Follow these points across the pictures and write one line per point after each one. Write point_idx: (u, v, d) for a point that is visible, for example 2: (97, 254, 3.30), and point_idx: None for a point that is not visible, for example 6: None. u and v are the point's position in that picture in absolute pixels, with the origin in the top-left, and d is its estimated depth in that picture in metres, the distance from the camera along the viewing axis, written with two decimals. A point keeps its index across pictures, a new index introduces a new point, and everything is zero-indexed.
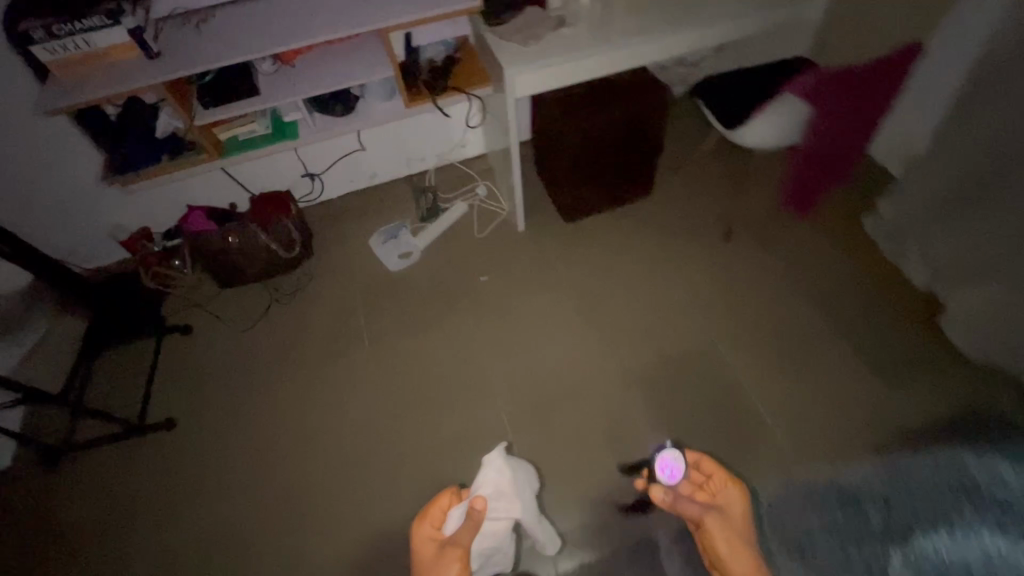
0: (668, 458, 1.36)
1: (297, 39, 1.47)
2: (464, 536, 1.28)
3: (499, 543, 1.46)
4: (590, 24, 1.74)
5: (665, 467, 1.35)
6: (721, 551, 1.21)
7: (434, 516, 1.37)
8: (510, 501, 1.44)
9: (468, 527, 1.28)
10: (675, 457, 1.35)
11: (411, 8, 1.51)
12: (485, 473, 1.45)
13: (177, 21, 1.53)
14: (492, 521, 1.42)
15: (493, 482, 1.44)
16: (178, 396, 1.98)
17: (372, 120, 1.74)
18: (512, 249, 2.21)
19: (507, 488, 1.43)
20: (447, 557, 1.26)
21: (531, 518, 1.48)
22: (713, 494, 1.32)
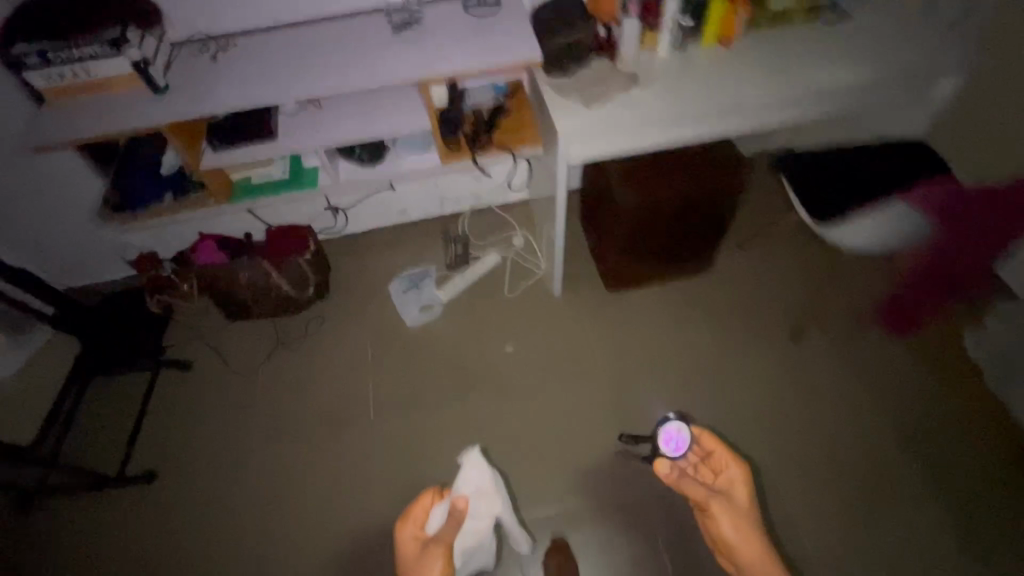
0: (670, 430, 1.28)
1: (325, 87, 1.27)
2: (447, 531, 1.26)
3: (481, 541, 1.45)
4: (667, 85, 1.48)
5: (669, 441, 1.27)
6: (728, 535, 1.17)
7: (416, 516, 1.31)
8: (491, 500, 1.45)
9: (451, 527, 1.27)
10: (681, 428, 1.28)
11: (460, 62, 1.29)
12: (466, 473, 1.44)
13: (193, 49, 1.35)
14: (474, 520, 1.43)
15: (475, 483, 1.44)
16: (163, 444, 1.81)
17: (402, 174, 1.52)
18: (544, 317, 1.98)
19: (487, 487, 1.45)
20: (431, 555, 1.22)
21: (510, 517, 1.50)
22: (718, 476, 1.30)
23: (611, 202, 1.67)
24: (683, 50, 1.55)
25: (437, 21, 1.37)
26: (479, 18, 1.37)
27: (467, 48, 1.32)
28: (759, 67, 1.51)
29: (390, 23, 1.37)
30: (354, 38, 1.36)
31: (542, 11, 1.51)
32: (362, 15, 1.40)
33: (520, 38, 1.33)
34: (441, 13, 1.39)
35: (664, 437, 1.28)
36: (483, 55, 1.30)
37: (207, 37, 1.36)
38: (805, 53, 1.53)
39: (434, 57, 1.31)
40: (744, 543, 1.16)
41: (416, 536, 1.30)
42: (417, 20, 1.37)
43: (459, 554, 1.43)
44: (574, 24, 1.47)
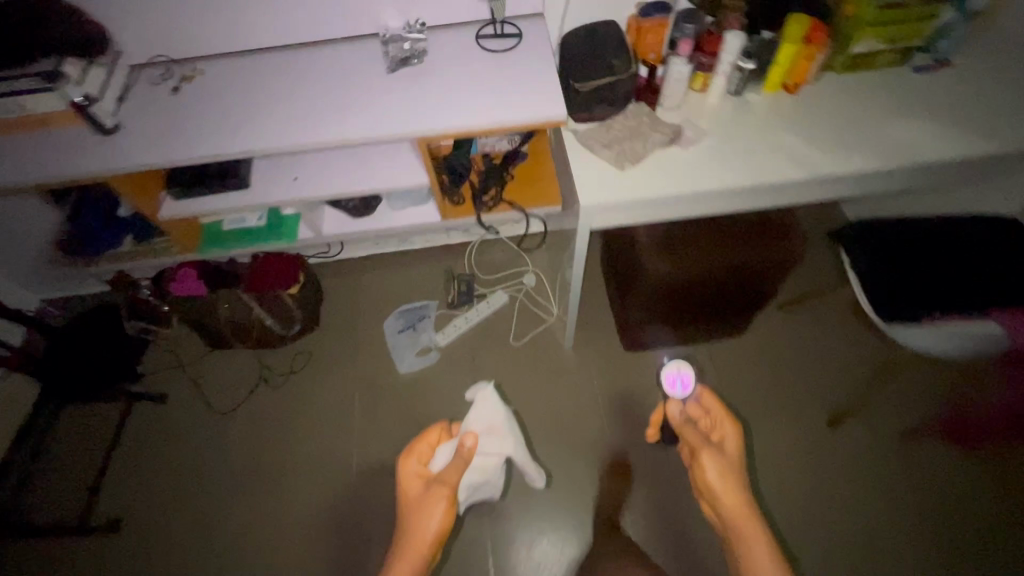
0: (675, 376, 0.99)
1: (303, 139, 1.05)
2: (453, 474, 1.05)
3: (489, 476, 1.40)
4: (719, 143, 1.22)
5: (674, 382, 1.00)
6: (711, 485, 0.86)
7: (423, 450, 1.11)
8: (502, 439, 1.37)
9: (458, 466, 1.08)
10: (684, 366, 0.99)
11: (469, 114, 1.05)
12: (475, 411, 1.36)
13: (152, 75, 1.14)
14: (484, 455, 1.36)
15: (487, 419, 1.36)
16: (130, 489, 1.68)
17: (394, 228, 1.30)
18: (552, 372, 1.77)
19: (498, 424, 1.37)
20: (433, 497, 1.00)
21: (522, 456, 1.43)
22: (717, 430, 0.95)
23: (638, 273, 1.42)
24: (739, 95, 1.29)
25: (444, 57, 1.13)
26: (495, 55, 1.13)
27: (480, 95, 1.08)
28: (831, 125, 1.25)
29: (387, 55, 1.13)
30: (343, 72, 1.13)
31: (572, 41, 1.25)
32: (354, 43, 1.17)
33: (545, 84, 1.08)
34: (450, 45, 1.15)
35: (669, 383, 1.00)
36: (497, 105, 1.06)
37: (170, 61, 1.16)
38: (889, 110, 1.26)
39: (439, 105, 1.07)
40: (731, 510, 0.84)
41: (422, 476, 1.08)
42: (421, 55, 1.13)
43: (463, 488, 1.37)
44: (610, 61, 1.21)
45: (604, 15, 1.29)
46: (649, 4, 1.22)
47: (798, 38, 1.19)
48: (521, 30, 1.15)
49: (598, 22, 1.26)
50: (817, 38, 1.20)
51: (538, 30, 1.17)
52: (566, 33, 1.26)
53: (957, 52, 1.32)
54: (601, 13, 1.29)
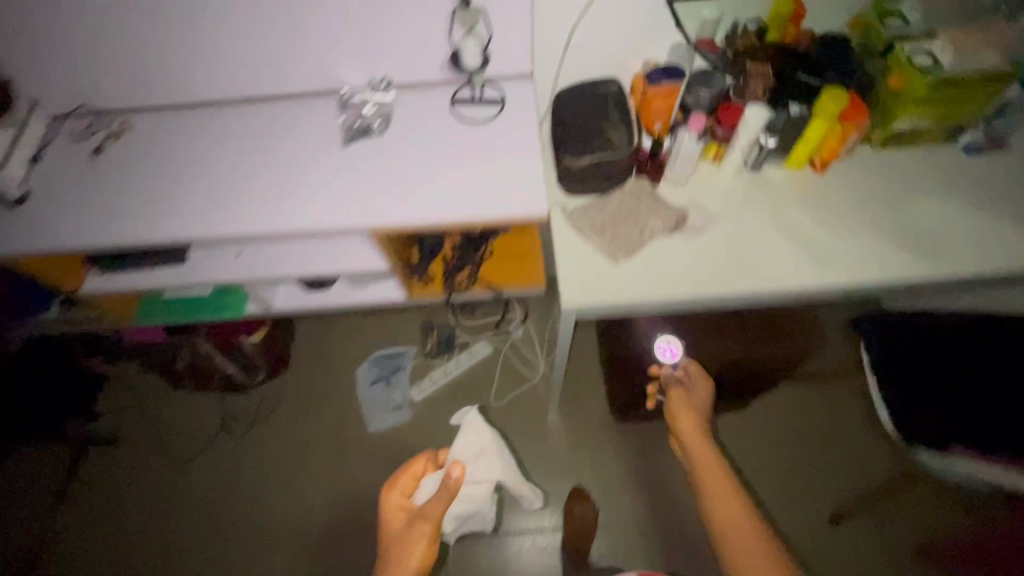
0: (668, 347, 1.18)
1: (240, 226, 0.90)
2: (435, 507, 1.20)
3: (478, 507, 1.43)
4: (730, 232, 1.05)
5: (664, 352, 1.18)
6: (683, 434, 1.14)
7: (405, 483, 1.30)
8: (490, 463, 1.45)
9: (442, 500, 1.21)
10: (673, 338, 1.18)
11: (434, 205, 0.90)
12: (466, 435, 1.47)
13: (74, 129, 1.00)
14: (473, 485, 1.42)
15: (472, 447, 1.45)
16: (75, 544, 1.57)
17: (357, 302, 1.14)
18: (535, 439, 1.63)
19: (489, 446, 1.47)
20: (416, 531, 1.19)
21: (512, 483, 1.47)
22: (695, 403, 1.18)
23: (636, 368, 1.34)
24: (757, 170, 1.12)
25: (410, 126, 0.96)
26: (471, 127, 0.96)
27: (449, 179, 0.92)
28: (863, 216, 1.07)
29: (343, 121, 0.96)
30: (290, 137, 0.96)
31: (566, 105, 1.08)
32: (308, 102, 1.00)
33: (524, 170, 0.92)
34: (419, 111, 0.97)
35: (660, 353, 1.17)
36: (467, 194, 0.90)
37: (98, 112, 1.02)
38: (930, 200, 1.07)
39: (399, 190, 0.91)
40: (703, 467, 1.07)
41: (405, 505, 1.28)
42: (382, 124, 0.96)
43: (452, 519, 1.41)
44: (606, 134, 1.05)
45: (605, 72, 1.11)
46: (658, 66, 1.04)
47: (830, 117, 1.00)
48: (503, 97, 0.98)
49: (597, 83, 1.09)
50: (852, 118, 1.00)
51: (524, 95, 0.99)
52: (560, 94, 1.09)
53: (1015, 132, 1.13)
54: (600, 70, 1.11)
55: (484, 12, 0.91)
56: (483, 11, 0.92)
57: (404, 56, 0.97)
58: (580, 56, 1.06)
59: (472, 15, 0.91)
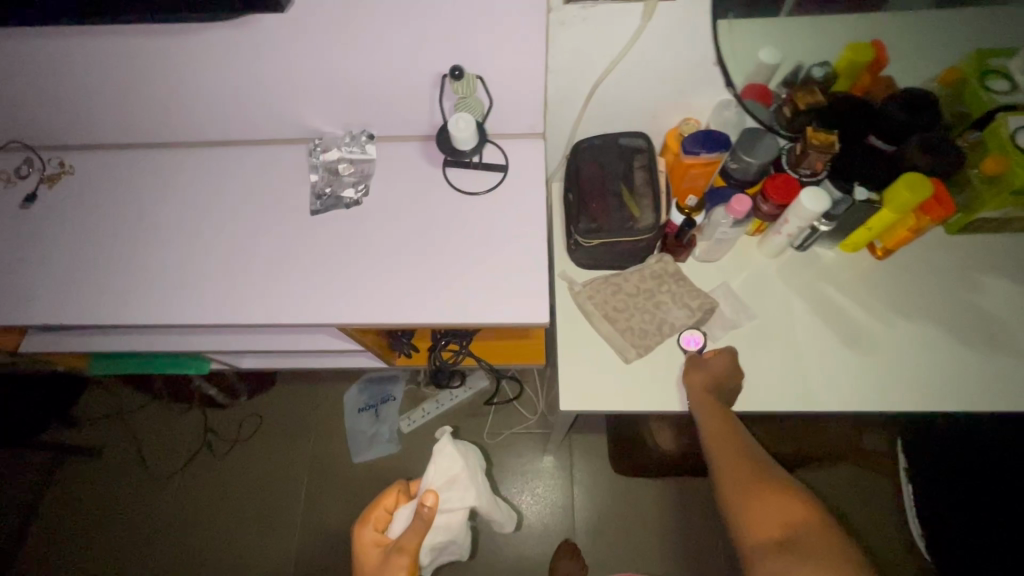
0: (696, 338, 0.87)
1: (190, 312, 0.77)
2: (411, 537, 0.92)
3: (454, 536, 1.09)
4: (764, 331, 0.90)
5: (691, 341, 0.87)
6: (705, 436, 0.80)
7: (377, 514, 1.03)
8: (466, 487, 1.08)
9: (418, 528, 0.92)
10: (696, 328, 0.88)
11: (416, 302, 0.75)
12: (435, 460, 1.07)
13: (4, 169, 0.86)
14: (445, 515, 1.06)
15: (445, 470, 1.07)
16: (50, 560, 1.53)
17: (335, 364, 1.05)
18: (526, 483, 1.51)
19: (463, 474, 1.08)
20: (390, 567, 0.91)
21: (487, 504, 1.16)
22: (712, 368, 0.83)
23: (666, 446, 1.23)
24: (803, 249, 0.95)
25: (392, 193, 0.81)
26: (465, 201, 0.80)
27: (434, 267, 0.77)
28: (924, 321, 0.90)
29: (313, 183, 0.81)
30: (252, 196, 0.82)
31: (584, 165, 0.91)
32: (277, 154, 0.85)
33: (526, 261, 0.77)
34: (405, 175, 0.82)
35: (686, 347, 0.86)
36: (455, 288, 0.76)
37: (30, 147, 0.87)
38: (1007, 301, 0.90)
39: (375, 279, 0.77)
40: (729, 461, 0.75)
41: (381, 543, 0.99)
42: (360, 191, 0.81)
43: (426, 551, 1.07)
44: (629, 206, 0.88)
45: (631, 126, 0.94)
46: (698, 133, 0.86)
47: (905, 207, 0.81)
48: (506, 163, 0.82)
49: (623, 138, 0.91)
50: (933, 210, 0.82)
51: (532, 161, 0.83)
52: (576, 148, 0.92)
53: None
54: (626, 123, 0.94)
55: (480, 79, 0.76)
56: (480, 78, 0.76)
57: (389, 109, 0.81)
58: (602, 109, 0.89)
59: (470, 83, 0.75)
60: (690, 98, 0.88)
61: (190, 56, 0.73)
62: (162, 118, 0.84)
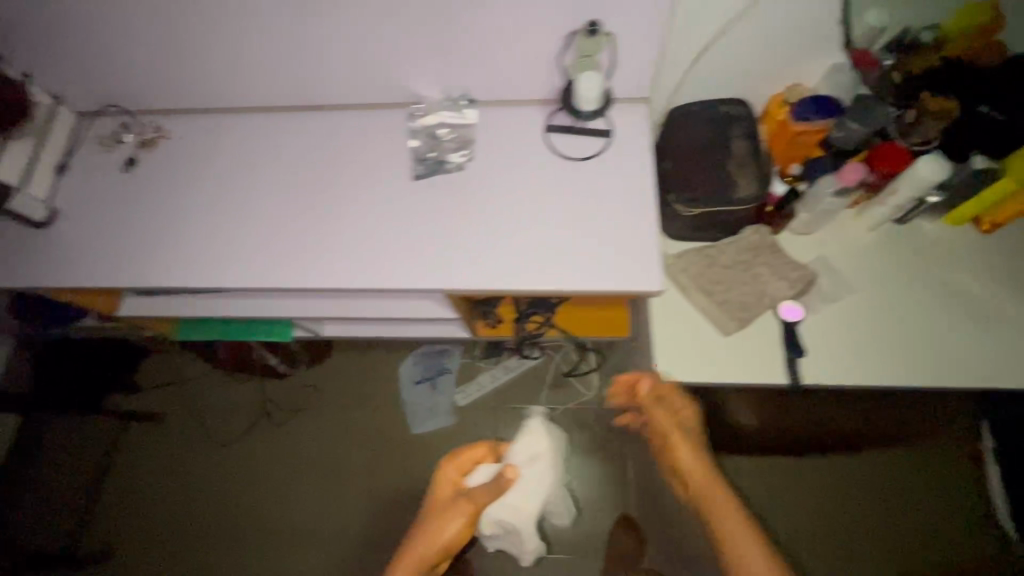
0: (795, 310, 0.86)
1: (294, 278, 0.77)
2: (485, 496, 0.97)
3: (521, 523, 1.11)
4: (862, 306, 0.88)
5: (789, 313, 0.86)
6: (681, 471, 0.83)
7: (466, 461, 1.07)
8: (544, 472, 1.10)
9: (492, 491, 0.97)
10: (794, 300, 0.87)
11: (523, 268, 0.74)
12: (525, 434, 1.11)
13: (102, 133, 0.86)
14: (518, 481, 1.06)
15: (528, 450, 1.11)
16: (122, 520, 1.58)
17: (413, 335, 1.05)
18: (580, 458, 1.51)
19: (546, 453, 1.11)
20: (455, 508, 0.97)
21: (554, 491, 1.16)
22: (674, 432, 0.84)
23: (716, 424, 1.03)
24: (904, 223, 0.92)
25: (496, 160, 0.80)
26: (573, 167, 0.78)
27: (540, 236, 0.76)
28: None
29: (415, 148, 0.80)
30: (352, 161, 0.81)
31: (683, 131, 0.88)
32: (376, 118, 0.84)
33: (637, 228, 0.75)
34: (509, 140, 0.80)
35: (784, 318, 0.86)
36: (564, 255, 0.75)
37: (127, 111, 0.87)
38: None
39: (481, 246, 0.76)
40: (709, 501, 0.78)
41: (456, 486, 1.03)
42: (463, 156, 0.80)
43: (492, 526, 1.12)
44: (731, 173, 0.85)
45: (731, 93, 0.91)
46: (811, 97, 0.84)
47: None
48: (612, 128, 0.80)
49: (724, 105, 0.89)
50: None
51: (641, 125, 0.80)
52: (674, 115, 0.89)
53: None
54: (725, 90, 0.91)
55: (610, 36, 0.73)
56: (609, 36, 0.73)
57: (495, 72, 0.79)
58: (706, 75, 0.86)
59: (597, 41, 0.73)
60: (799, 62, 0.86)
61: (301, 16, 0.72)
62: (258, 84, 0.83)
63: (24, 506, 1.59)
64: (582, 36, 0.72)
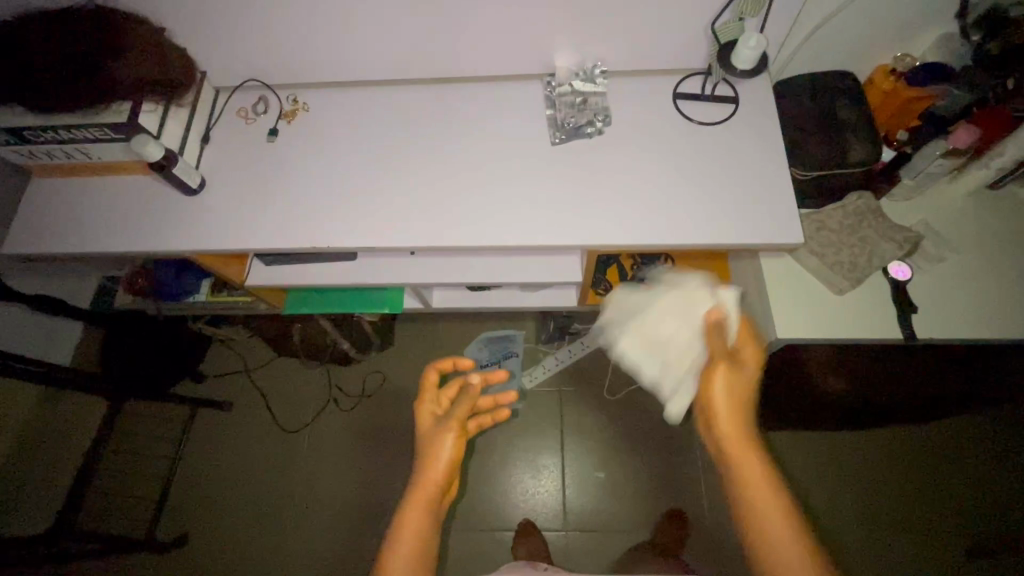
0: (904, 270, 0.90)
1: (438, 237, 0.81)
2: (462, 407, 0.67)
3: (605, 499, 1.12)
4: (966, 267, 0.92)
5: (897, 273, 0.91)
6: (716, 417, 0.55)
7: (447, 390, 0.73)
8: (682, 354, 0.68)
9: (470, 397, 0.68)
10: (902, 261, 0.91)
11: (663, 225, 0.79)
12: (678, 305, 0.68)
13: (243, 106, 0.91)
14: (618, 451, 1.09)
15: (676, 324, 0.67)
16: (194, 507, 1.58)
17: (519, 307, 1.09)
18: (648, 436, 1.55)
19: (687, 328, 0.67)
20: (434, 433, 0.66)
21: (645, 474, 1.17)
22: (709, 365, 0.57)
23: (799, 403, 1.12)
24: (998, 188, 0.97)
25: (627, 128, 0.85)
26: (704, 132, 0.84)
27: (677, 197, 0.80)
28: None
29: (553, 117, 0.86)
30: (491, 127, 0.87)
31: (792, 102, 0.93)
32: (510, 90, 0.90)
33: (771, 189, 0.80)
34: (637, 111, 0.87)
35: (894, 276, 0.90)
36: (697, 213, 0.79)
37: (266, 86, 0.92)
38: None
39: (621, 206, 0.81)
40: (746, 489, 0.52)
41: (440, 415, 0.69)
42: (601, 123, 0.85)
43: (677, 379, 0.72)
44: (846, 138, 0.89)
45: (832, 67, 0.96)
46: (919, 67, 0.92)
47: None
48: (738, 95, 0.86)
49: (832, 76, 0.94)
50: None
51: (764, 94, 0.86)
52: (782, 86, 0.94)
53: None
54: (827, 64, 0.97)
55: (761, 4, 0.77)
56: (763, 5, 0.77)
57: (628, 45, 0.84)
58: (815, 48, 0.92)
59: (760, 4, 0.76)
60: (904, 34, 0.91)
61: None
62: (396, 57, 0.87)
63: (88, 511, 1.55)
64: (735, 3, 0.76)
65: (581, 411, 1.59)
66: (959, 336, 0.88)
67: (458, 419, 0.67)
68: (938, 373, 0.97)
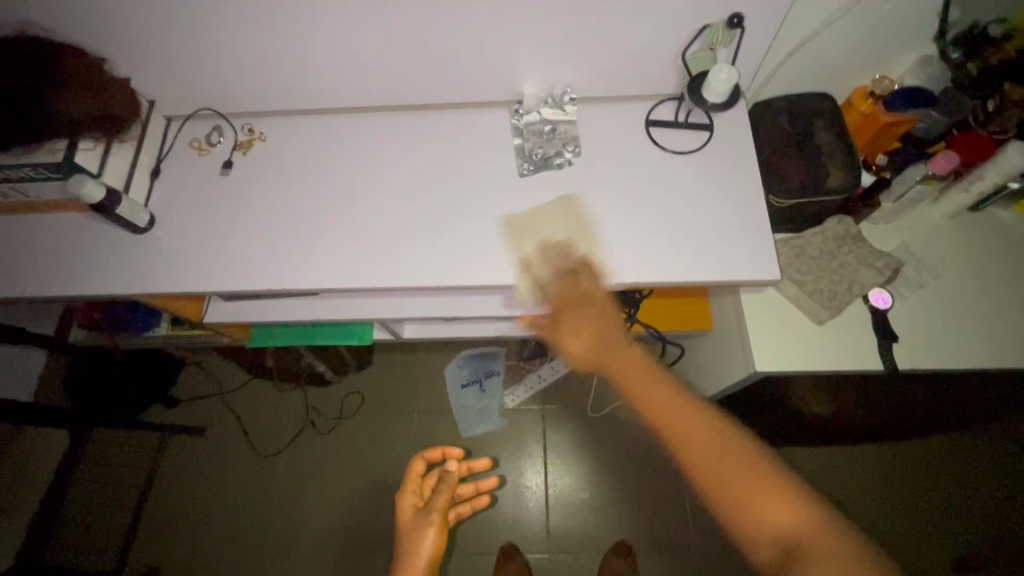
0: (884, 297, 0.88)
1: (400, 274, 0.78)
2: (441, 500, 0.83)
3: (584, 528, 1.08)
4: (946, 293, 0.90)
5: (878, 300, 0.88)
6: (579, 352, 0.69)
7: (428, 481, 0.89)
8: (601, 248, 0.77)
9: (448, 490, 0.84)
10: (883, 288, 0.89)
11: (639, 259, 0.76)
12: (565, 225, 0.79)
13: (195, 136, 0.87)
14: None
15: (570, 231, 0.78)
16: (168, 537, 1.53)
17: (492, 336, 1.06)
18: (631, 454, 1.53)
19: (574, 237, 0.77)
20: (416, 525, 0.81)
21: None
22: (558, 323, 0.71)
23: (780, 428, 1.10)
24: (977, 212, 0.95)
25: (598, 157, 0.82)
26: (677, 161, 0.81)
27: (650, 231, 0.77)
28: None
29: (520, 147, 0.83)
30: (456, 157, 0.84)
31: (768, 125, 0.90)
32: (478, 118, 0.87)
33: (748, 221, 0.77)
34: (607, 138, 0.83)
35: (874, 304, 0.88)
36: (670, 248, 0.76)
37: (221, 115, 0.88)
38: None
39: (592, 242, 0.77)
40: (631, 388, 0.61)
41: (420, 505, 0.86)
42: (571, 152, 0.82)
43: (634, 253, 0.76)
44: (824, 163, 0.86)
45: (809, 89, 0.94)
46: (899, 90, 0.89)
47: None
48: (711, 123, 0.83)
49: (809, 99, 0.91)
50: None
51: (739, 121, 0.83)
52: (759, 109, 0.91)
53: None
54: (804, 86, 0.94)
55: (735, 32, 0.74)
56: (736, 33, 0.74)
57: (597, 72, 0.81)
58: (792, 70, 0.89)
59: (731, 35, 0.74)
60: (883, 56, 0.89)
61: (424, 21, 0.72)
62: (359, 85, 0.83)
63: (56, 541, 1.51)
64: (708, 31, 0.73)
65: (564, 430, 1.57)
66: (940, 366, 0.86)
67: (435, 511, 0.83)
68: (918, 401, 0.95)
